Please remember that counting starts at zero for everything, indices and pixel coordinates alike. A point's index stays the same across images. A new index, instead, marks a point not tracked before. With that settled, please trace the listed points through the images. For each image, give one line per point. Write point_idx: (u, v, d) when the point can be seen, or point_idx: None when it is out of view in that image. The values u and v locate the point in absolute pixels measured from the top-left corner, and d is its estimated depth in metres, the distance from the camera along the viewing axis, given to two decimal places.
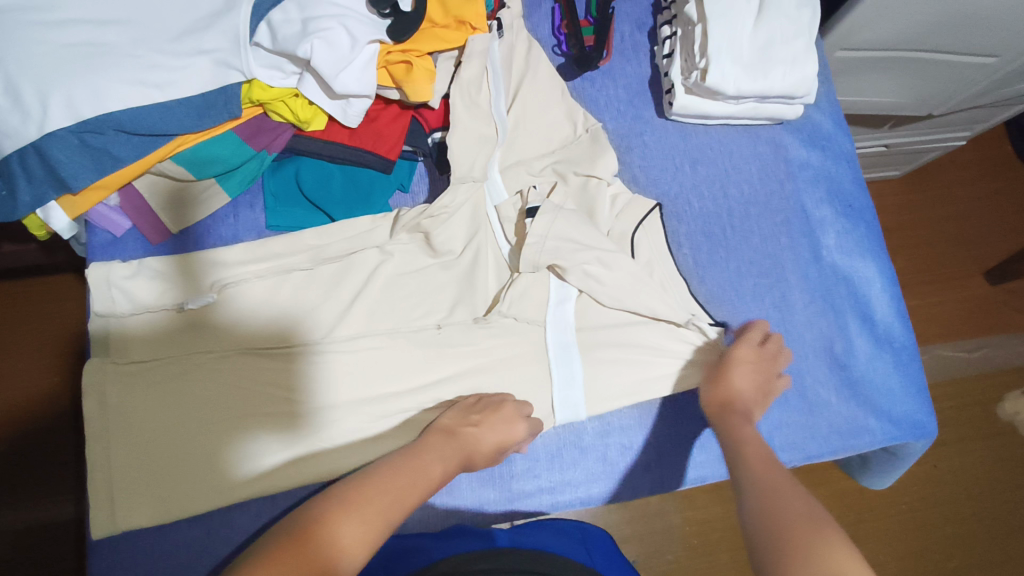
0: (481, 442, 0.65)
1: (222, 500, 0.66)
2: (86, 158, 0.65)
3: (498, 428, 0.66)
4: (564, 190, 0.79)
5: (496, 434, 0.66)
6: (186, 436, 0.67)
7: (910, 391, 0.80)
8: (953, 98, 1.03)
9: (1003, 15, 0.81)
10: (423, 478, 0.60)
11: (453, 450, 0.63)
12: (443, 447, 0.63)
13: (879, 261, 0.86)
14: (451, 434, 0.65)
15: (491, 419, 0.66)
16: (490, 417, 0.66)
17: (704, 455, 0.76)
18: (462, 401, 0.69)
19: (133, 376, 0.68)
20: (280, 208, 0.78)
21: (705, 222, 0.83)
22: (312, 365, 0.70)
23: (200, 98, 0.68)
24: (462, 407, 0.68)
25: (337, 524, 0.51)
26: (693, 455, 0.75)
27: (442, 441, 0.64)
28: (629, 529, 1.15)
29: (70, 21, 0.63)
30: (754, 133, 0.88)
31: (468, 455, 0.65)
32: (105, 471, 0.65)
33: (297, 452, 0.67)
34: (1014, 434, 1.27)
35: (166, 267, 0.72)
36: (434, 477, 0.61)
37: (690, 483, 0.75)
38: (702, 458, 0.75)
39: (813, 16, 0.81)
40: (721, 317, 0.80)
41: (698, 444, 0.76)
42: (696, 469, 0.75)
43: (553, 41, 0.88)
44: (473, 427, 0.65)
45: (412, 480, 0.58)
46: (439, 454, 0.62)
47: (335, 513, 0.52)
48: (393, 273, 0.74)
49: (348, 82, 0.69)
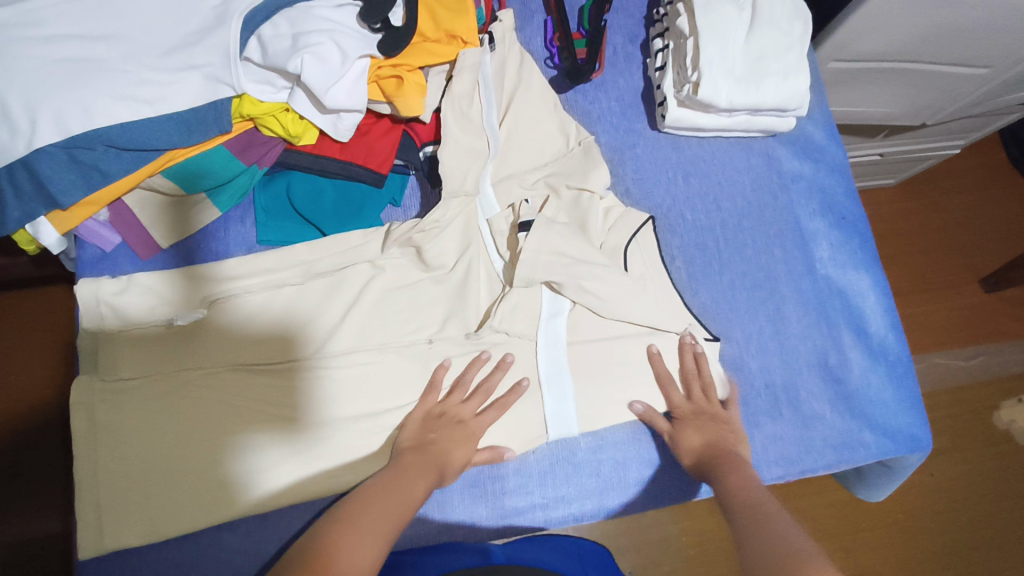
0: (452, 459, 0.64)
1: (212, 519, 0.65)
2: (75, 174, 0.65)
3: (466, 441, 0.66)
4: (555, 205, 0.79)
5: (464, 446, 0.66)
6: (175, 454, 0.66)
7: (905, 404, 0.80)
8: (946, 108, 1.03)
9: (996, 28, 0.81)
10: (408, 499, 0.57)
11: (429, 469, 0.62)
12: (417, 466, 0.62)
13: (873, 273, 0.86)
14: (421, 453, 0.64)
15: (455, 433, 0.66)
16: (453, 433, 0.66)
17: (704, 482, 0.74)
18: (413, 417, 0.68)
19: (120, 393, 0.67)
20: (271, 222, 0.77)
21: (698, 235, 0.83)
22: (302, 381, 0.69)
23: (190, 113, 0.67)
24: (419, 422, 0.67)
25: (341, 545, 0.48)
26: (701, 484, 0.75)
27: (415, 462, 0.62)
28: (626, 540, 1.14)
29: (60, 37, 0.63)
30: (747, 145, 0.88)
31: (442, 473, 0.63)
32: (93, 490, 0.65)
33: (286, 470, 0.67)
34: (1011, 442, 1.27)
35: (157, 282, 0.72)
36: (418, 496, 0.59)
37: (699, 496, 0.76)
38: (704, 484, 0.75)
39: (804, 29, 0.82)
40: (716, 331, 0.79)
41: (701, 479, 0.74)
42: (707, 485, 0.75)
43: (546, 53, 0.88)
44: (444, 442, 0.65)
45: (398, 496, 0.57)
46: (417, 474, 0.61)
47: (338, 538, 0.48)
48: (384, 289, 0.74)
49: (339, 97, 0.69)
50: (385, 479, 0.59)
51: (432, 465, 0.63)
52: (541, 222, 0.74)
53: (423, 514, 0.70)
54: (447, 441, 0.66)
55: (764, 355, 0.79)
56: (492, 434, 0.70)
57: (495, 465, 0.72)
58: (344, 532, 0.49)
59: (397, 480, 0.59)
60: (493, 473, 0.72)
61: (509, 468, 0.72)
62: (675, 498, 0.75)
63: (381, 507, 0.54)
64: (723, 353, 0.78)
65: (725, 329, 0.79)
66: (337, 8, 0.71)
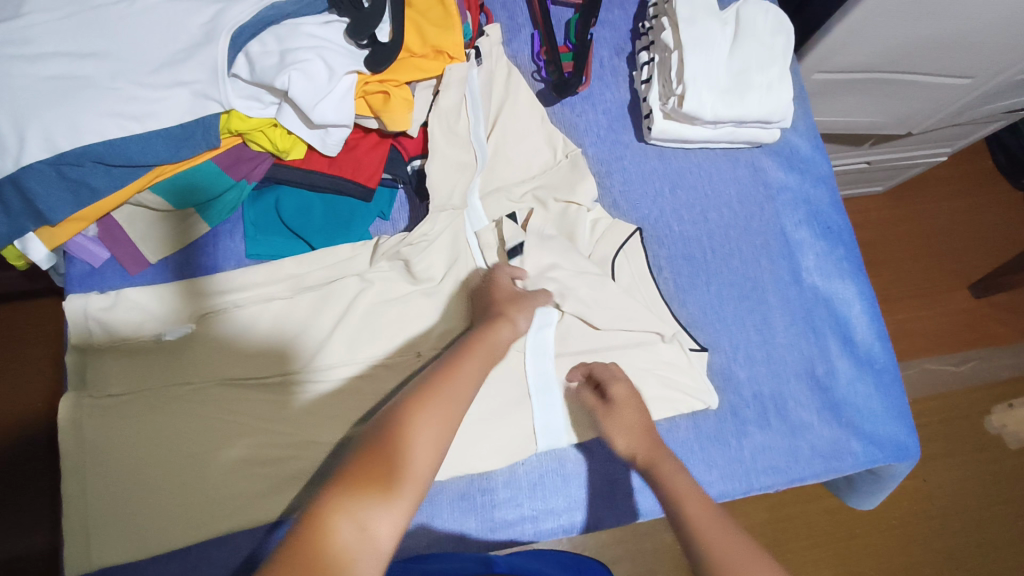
0: (500, 349, 0.65)
1: (204, 531, 0.65)
2: (64, 192, 0.65)
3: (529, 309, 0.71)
4: (541, 215, 0.80)
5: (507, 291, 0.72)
6: (165, 468, 0.66)
7: (892, 413, 0.81)
8: (931, 118, 1.04)
9: (977, 40, 0.83)
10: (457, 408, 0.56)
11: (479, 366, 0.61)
12: (469, 365, 0.60)
13: (858, 281, 0.87)
14: (474, 347, 0.62)
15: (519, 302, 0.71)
16: (500, 321, 0.67)
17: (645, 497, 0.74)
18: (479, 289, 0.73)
19: (108, 409, 0.67)
20: (260, 236, 0.78)
21: (685, 246, 0.84)
22: (294, 395, 0.70)
23: (179, 128, 0.68)
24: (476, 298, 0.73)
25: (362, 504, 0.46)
26: (642, 499, 0.74)
27: (466, 358, 0.61)
28: (619, 549, 1.14)
29: (47, 54, 0.63)
30: (733, 157, 0.89)
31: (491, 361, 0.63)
32: (81, 506, 0.65)
33: (283, 474, 0.68)
34: (1001, 447, 1.27)
35: (146, 296, 0.72)
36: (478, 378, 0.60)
37: (642, 517, 0.75)
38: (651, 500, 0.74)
39: (787, 43, 0.83)
40: (704, 342, 0.80)
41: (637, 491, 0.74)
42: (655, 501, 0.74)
43: (533, 66, 0.89)
44: (491, 326, 0.66)
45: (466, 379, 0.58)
46: (470, 369, 0.60)
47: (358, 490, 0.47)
48: (372, 302, 0.74)
49: (327, 112, 0.69)
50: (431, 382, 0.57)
51: (484, 358, 0.62)
52: (531, 243, 0.76)
53: (413, 526, 0.70)
54: (497, 327, 0.66)
55: (751, 364, 0.79)
56: (480, 448, 0.70)
57: (484, 477, 0.73)
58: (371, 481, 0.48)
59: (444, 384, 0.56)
60: (482, 486, 0.72)
61: (499, 480, 0.73)
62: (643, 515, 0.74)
63: (429, 425, 0.52)
64: (711, 363, 0.79)
65: (713, 340, 0.80)
66: (324, 25, 0.72)
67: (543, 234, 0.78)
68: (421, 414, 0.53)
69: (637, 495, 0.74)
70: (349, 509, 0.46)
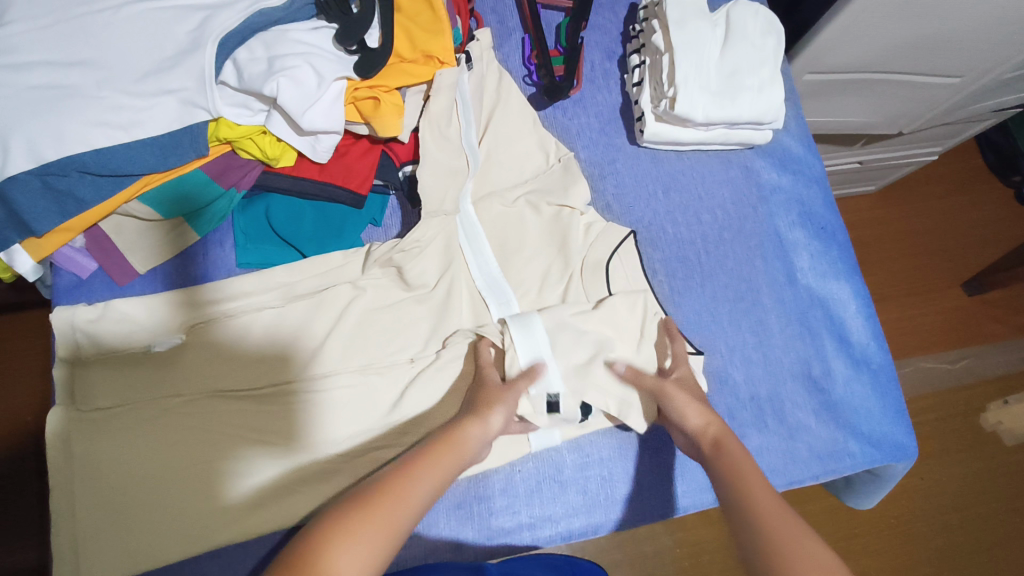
0: (474, 449, 0.61)
1: (189, 550, 0.63)
2: (51, 202, 0.64)
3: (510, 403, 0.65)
4: (559, 360, 0.69)
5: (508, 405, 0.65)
6: (156, 484, 0.65)
7: (888, 413, 0.81)
8: (921, 116, 1.04)
9: (966, 40, 0.83)
10: (429, 489, 0.55)
11: (453, 461, 0.58)
12: (439, 458, 0.57)
13: (854, 282, 0.87)
14: (457, 431, 0.61)
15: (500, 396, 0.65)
16: (471, 419, 0.62)
17: (686, 485, 0.75)
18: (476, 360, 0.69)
19: (96, 423, 0.66)
20: (250, 245, 0.77)
21: (679, 248, 0.83)
22: (291, 406, 0.68)
23: (166, 137, 0.67)
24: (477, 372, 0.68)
25: (336, 549, 0.46)
26: (673, 484, 0.75)
27: (437, 450, 0.58)
28: (618, 553, 1.13)
29: (32, 64, 0.62)
30: (726, 159, 0.89)
31: (462, 462, 0.59)
32: (72, 522, 0.63)
33: (275, 479, 0.66)
34: (998, 444, 1.27)
35: (132, 308, 0.70)
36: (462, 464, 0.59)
37: (671, 513, 0.75)
38: (684, 488, 0.75)
39: (777, 45, 0.84)
40: (699, 344, 0.79)
41: (666, 484, 0.75)
42: (687, 495, 0.75)
43: (524, 71, 0.89)
44: (461, 425, 0.62)
45: (452, 458, 0.58)
46: (446, 455, 0.58)
47: (335, 535, 0.47)
48: (365, 309, 0.73)
49: (316, 119, 0.69)
50: (411, 458, 0.57)
51: (463, 451, 0.60)
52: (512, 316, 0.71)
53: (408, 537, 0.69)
54: (477, 416, 0.63)
55: (747, 367, 0.79)
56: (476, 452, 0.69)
57: (480, 484, 0.72)
58: (348, 522, 0.48)
59: (419, 461, 0.56)
60: (478, 493, 0.71)
61: (494, 488, 0.72)
62: (665, 514, 0.74)
63: (413, 488, 0.53)
64: (706, 365, 0.78)
65: (708, 342, 0.79)
66: (313, 31, 0.72)
67: (535, 254, 0.79)
68: (406, 475, 0.54)
69: (671, 494, 0.74)
70: (331, 538, 0.46)
